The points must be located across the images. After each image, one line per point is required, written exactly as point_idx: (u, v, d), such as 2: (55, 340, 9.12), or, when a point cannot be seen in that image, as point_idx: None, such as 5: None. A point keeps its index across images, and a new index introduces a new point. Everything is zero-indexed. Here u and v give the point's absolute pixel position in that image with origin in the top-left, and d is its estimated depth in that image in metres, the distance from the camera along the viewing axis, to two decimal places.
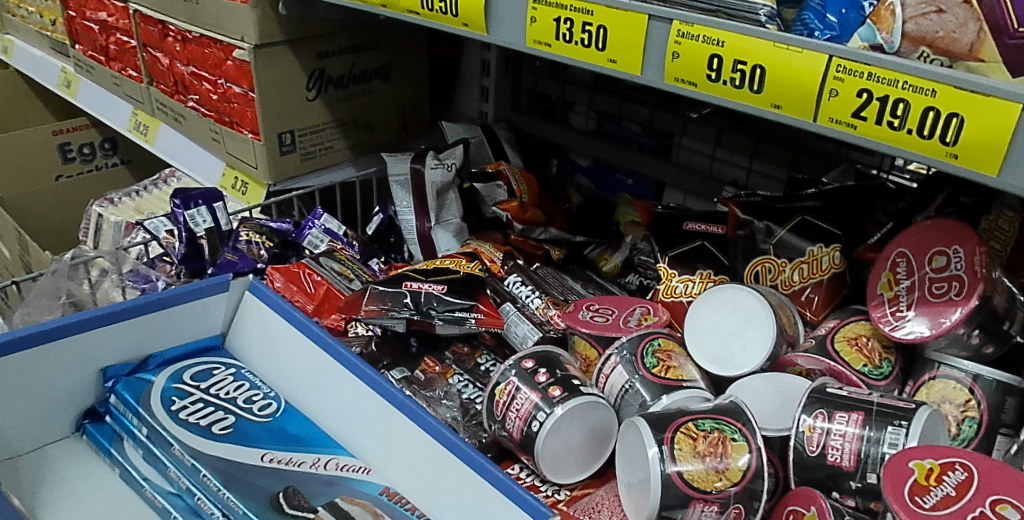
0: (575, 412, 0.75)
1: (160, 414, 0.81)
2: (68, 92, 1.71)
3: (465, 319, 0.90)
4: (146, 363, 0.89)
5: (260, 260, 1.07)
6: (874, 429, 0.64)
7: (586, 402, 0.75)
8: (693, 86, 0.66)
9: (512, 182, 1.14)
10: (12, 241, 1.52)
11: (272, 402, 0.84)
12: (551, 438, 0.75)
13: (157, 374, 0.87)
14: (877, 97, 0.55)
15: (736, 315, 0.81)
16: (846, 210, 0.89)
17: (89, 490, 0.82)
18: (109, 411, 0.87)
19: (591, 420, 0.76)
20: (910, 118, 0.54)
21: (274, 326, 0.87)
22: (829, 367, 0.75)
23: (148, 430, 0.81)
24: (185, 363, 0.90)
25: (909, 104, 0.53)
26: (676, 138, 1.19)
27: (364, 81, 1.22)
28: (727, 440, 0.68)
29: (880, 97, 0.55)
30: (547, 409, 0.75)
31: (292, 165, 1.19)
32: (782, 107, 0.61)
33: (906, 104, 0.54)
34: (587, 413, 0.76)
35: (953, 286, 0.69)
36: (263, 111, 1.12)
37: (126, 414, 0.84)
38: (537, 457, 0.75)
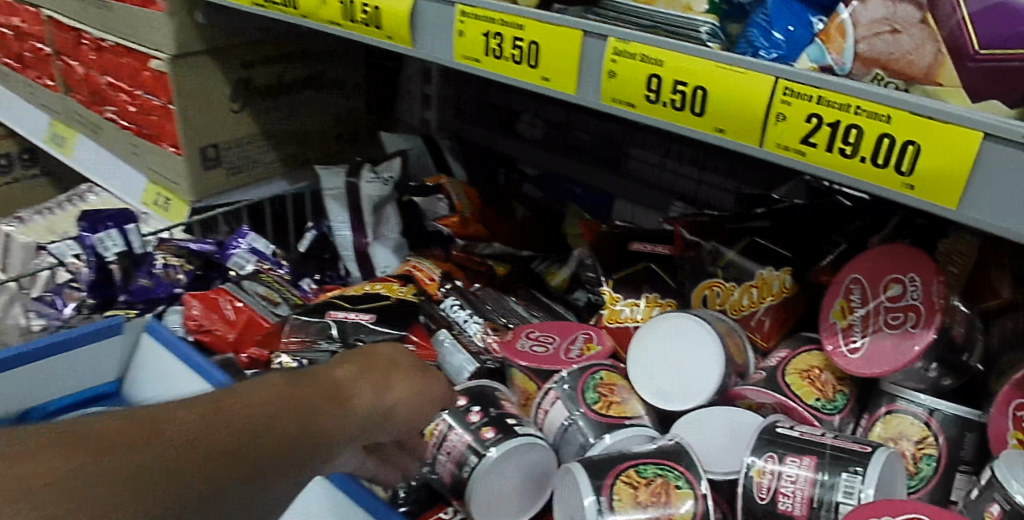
0: (510, 454, 0.69)
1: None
2: None
3: None
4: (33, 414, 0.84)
5: (178, 285, 1.00)
6: (829, 474, 0.60)
7: (522, 443, 0.70)
8: (631, 107, 0.61)
9: (454, 196, 1.02)
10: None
11: None
12: (483, 482, 0.68)
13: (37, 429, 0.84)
14: (827, 122, 0.50)
15: (682, 342, 0.76)
16: (797, 229, 0.84)
17: None
18: None
19: (528, 461, 0.70)
20: (863, 145, 0.49)
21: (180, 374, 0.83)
22: (781, 402, 0.70)
23: None
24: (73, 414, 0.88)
25: (862, 130, 0.49)
26: (625, 148, 1.14)
27: (295, 91, 1.14)
28: (671, 487, 0.62)
29: (830, 122, 0.50)
30: (479, 452, 0.69)
31: (218, 181, 1.11)
32: (726, 131, 0.56)
33: (858, 131, 0.49)
34: (524, 457, 0.70)
35: (909, 317, 0.66)
36: (184, 125, 1.04)
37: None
38: (469, 503, 0.69)
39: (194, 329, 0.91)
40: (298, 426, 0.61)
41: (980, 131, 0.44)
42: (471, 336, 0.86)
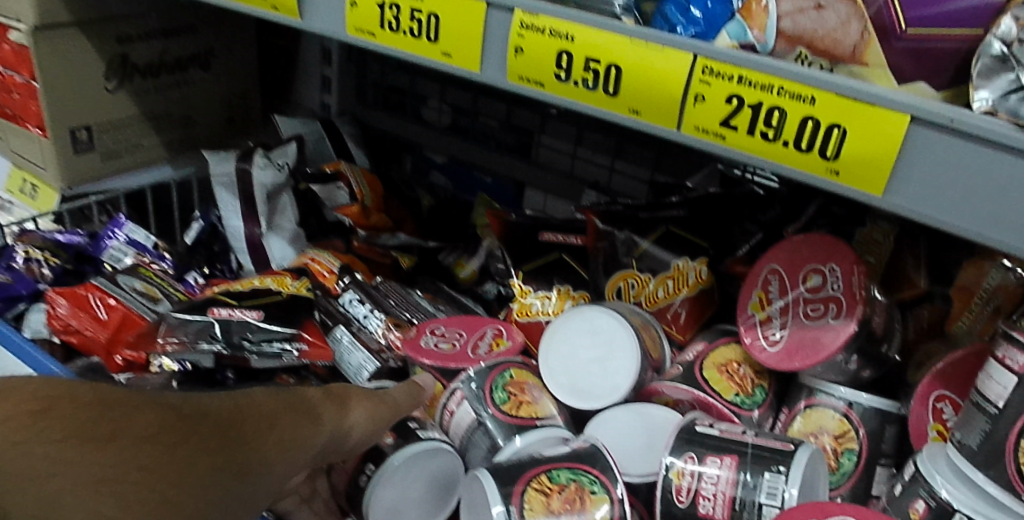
0: (413, 463, 0.63)
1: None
2: None
3: (284, 353, 0.77)
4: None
5: (42, 282, 0.87)
6: (750, 474, 0.57)
7: (427, 451, 0.64)
8: (540, 86, 0.56)
9: (354, 183, 1.00)
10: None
11: None
12: (384, 493, 0.63)
13: None
14: (748, 103, 0.47)
15: (597, 329, 0.72)
16: (713, 218, 0.81)
17: None
18: None
19: (432, 469, 0.65)
20: (785, 129, 0.46)
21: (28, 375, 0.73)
22: (698, 399, 0.67)
23: None
24: None
25: (785, 112, 0.46)
26: (536, 135, 1.10)
27: (179, 70, 1.04)
28: (585, 493, 0.58)
29: (752, 103, 0.47)
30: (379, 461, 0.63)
31: (93, 167, 1.00)
32: (642, 113, 0.52)
33: (781, 113, 0.46)
34: (428, 464, 0.64)
35: (830, 308, 0.64)
36: (50, 103, 0.92)
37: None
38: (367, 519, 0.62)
39: (60, 329, 0.81)
40: (262, 422, 0.51)
41: (908, 114, 0.41)
42: (372, 333, 0.81)
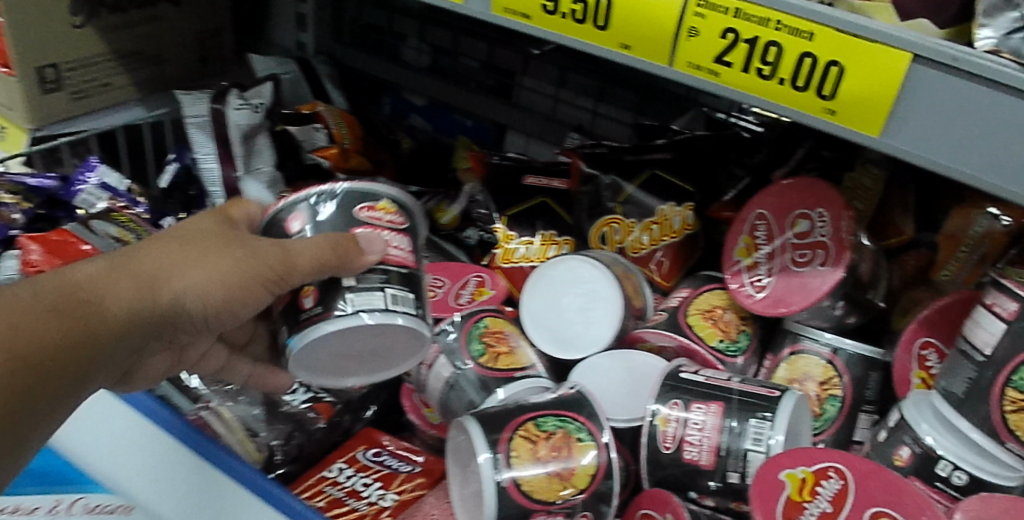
0: (340, 332, 0.53)
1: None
2: None
3: None
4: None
5: (14, 226, 0.85)
6: (736, 420, 0.57)
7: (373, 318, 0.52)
8: (525, 19, 0.54)
9: (331, 124, 0.98)
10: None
11: None
12: (311, 352, 0.55)
13: None
14: (744, 38, 0.45)
15: (585, 307, 0.70)
16: (699, 162, 0.78)
17: None
18: None
19: (369, 331, 0.54)
20: (782, 66, 0.44)
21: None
22: (683, 345, 0.66)
23: None
24: None
25: (782, 49, 0.44)
26: (517, 77, 1.05)
27: (147, 5, 0.98)
28: (572, 440, 0.58)
29: (747, 38, 0.45)
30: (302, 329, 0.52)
31: (61, 106, 0.95)
32: (632, 48, 0.49)
33: (777, 49, 0.44)
34: (364, 332, 0.54)
35: (817, 254, 0.63)
36: (14, 39, 0.87)
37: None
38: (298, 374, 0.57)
39: (32, 277, 0.77)
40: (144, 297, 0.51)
41: (910, 51, 0.39)
42: None
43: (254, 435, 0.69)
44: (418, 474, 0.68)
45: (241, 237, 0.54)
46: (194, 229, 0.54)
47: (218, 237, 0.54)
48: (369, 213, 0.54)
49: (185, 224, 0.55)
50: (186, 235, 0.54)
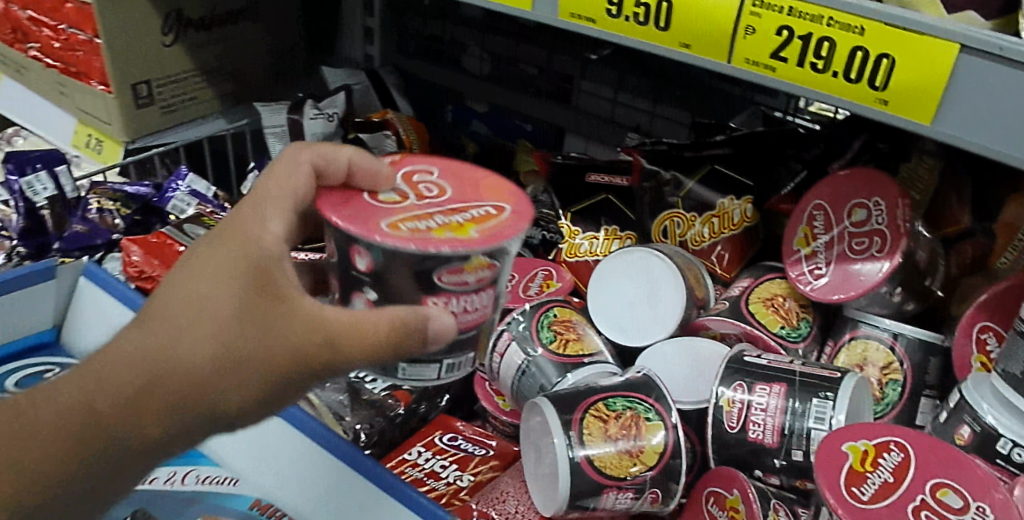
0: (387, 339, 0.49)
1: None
2: None
3: None
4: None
5: (115, 231, 0.94)
6: (799, 401, 0.60)
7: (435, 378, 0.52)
8: (591, 22, 0.60)
9: (400, 131, 1.02)
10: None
11: None
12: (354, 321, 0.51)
13: None
14: (799, 35, 0.50)
15: (636, 302, 0.74)
16: (758, 157, 0.81)
17: None
18: None
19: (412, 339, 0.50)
20: (835, 59, 0.49)
21: (80, 304, 0.68)
22: (746, 331, 0.69)
23: None
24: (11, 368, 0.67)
25: (835, 44, 0.49)
26: (576, 81, 1.09)
27: (230, 23, 1.06)
28: (640, 420, 0.62)
29: (801, 35, 0.50)
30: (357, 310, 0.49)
31: (153, 120, 1.04)
32: (692, 47, 0.55)
33: (830, 44, 0.49)
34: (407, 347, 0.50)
35: (875, 242, 0.65)
36: (113, 61, 0.95)
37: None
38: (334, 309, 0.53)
39: (134, 276, 0.85)
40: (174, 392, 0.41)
41: (956, 42, 0.44)
42: None
43: (340, 418, 0.74)
44: (493, 457, 0.73)
45: (280, 311, 0.43)
46: (218, 305, 0.42)
47: (252, 309, 0.42)
48: (448, 278, 0.47)
49: (197, 290, 0.42)
50: (211, 310, 0.42)
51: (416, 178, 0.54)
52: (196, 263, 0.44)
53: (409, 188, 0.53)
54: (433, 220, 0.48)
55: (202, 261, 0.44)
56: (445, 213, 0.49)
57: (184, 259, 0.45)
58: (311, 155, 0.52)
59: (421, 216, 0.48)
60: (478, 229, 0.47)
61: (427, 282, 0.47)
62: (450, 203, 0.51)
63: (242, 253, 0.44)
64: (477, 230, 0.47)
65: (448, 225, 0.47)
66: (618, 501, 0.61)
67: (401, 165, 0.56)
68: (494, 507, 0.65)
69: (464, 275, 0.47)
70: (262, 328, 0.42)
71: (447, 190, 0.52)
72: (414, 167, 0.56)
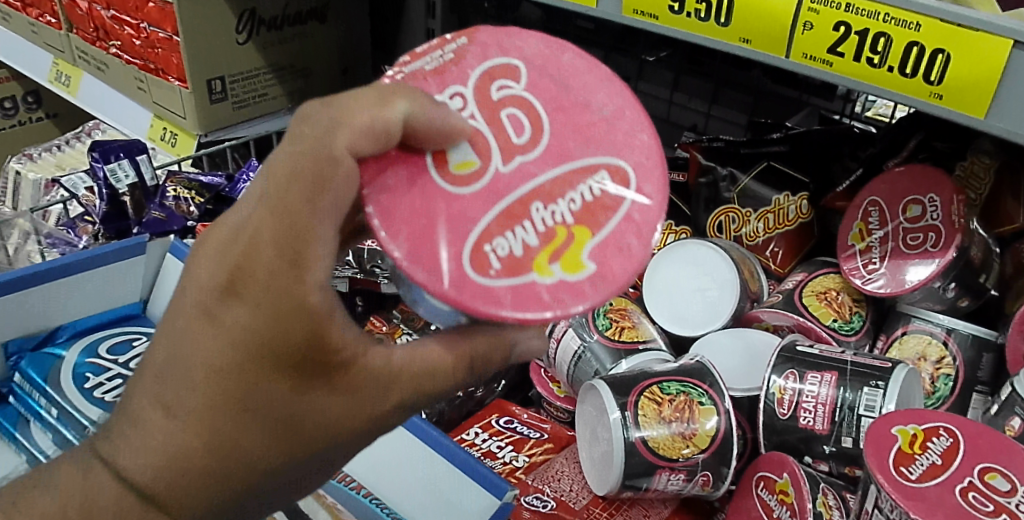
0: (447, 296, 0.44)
1: (73, 392, 0.61)
2: None
3: None
4: (57, 334, 0.65)
5: (190, 217, 0.96)
6: (850, 390, 0.62)
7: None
8: (653, 19, 0.63)
9: None
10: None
11: None
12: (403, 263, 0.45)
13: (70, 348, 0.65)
14: (855, 30, 0.52)
15: (704, 287, 0.76)
16: (814, 155, 0.83)
17: None
18: (13, 390, 0.65)
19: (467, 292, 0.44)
20: (891, 54, 0.51)
21: (168, 280, 0.70)
22: (799, 323, 0.71)
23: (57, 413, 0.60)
24: (102, 333, 0.68)
25: (891, 39, 0.51)
26: (633, 82, 1.12)
27: (300, 23, 1.12)
28: (694, 404, 0.63)
29: (858, 31, 0.52)
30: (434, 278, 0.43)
31: (225, 115, 1.10)
32: (752, 42, 0.57)
33: (886, 39, 0.51)
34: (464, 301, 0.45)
35: (929, 237, 0.67)
36: (190, 58, 1.01)
37: (31, 394, 0.63)
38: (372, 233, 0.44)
39: None
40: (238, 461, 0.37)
41: (1010, 38, 0.46)
42: None
43: None
44: (547, 440, 0.75)
45: (333, 397, 0.38)
46: (265, 410, 0.36)
47: (302, 400, 0.37)
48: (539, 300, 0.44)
49: (243, 357, 0.36)
50: (260, 417, 0.36)
51: (496, 91, 0.45)
52: (216, 341, 0.35)
53: (493, 127, 0.44)
54: (532, 225, 0.43)
55: (228, 344, 0.35)
56: (545, 201, 0.43)
57: (190, 318, 0.36)
58: (352, 132, 0.38)
59: (519, 217, 0.43)
60: (590, 249, 0.43)
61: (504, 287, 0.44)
62: (547, 175, 0.44)
63: (281, 329, 0.35)
64: (589, 254, 0.43)
65: (553, 244, 0.43)
66: (670, 482, 0.63)
67: (468, 60, 0.46)
68: (548, 483, 0.69)
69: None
70: (326, 411, 0.39)
71: (540, 132, 0.44)
72: (490, 66, 0.46)
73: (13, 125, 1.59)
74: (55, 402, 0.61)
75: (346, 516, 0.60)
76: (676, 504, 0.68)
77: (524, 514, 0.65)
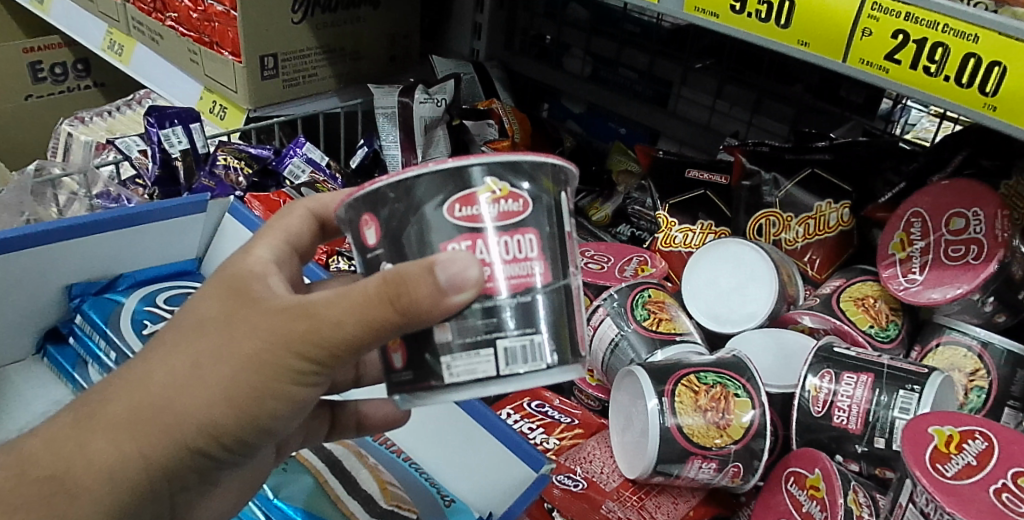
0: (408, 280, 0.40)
1: (129, 336, 0.69)
2: (41, 8, 1.53)
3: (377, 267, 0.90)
4: (116, 283, 0.74)
5: (238, 188, 1.00)
6: (885, 393, 0.63)
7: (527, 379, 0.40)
8: (714, 17, 0.64)
9: (505, 121, 1.10)
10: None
11: None
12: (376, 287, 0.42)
13: (129, 296, 0.74)
14: (914, 39, 0.53)
15: (743, 287, 0.78)
16: (857, 167, 0.83)
17: (39, 404, 0.72)
18: (73, 332, 0.74)
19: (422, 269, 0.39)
20: (948, 64, 0.52)
21: (222, 236, 0.79)
22: (836, 327, 0.73)
23: (115, 355, 0.69)
24: (158, 287, 0.76)
25: (949, 49, 0.52)
26: (676, 87, 1.14)
27: (353, 7, 1.14)
28: (730, 395, 0.64)
29: (917, 39, 0.53)
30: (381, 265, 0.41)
31: (274, 92, 1.12)
32: (810, 45, 0.58)
33: (944, 49, 0.52)
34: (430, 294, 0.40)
35: (971, 250, 0.67)
36: (246, 33, 1.03)
37: (92, 335, 0.71)
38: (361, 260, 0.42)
39: None
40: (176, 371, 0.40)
41: None
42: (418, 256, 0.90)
43: None
44: (577, 426, 0.77)
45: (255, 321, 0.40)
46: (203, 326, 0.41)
47: (231, 320, 0.41)
48: (462, 214, 0.39)
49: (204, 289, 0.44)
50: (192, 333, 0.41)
51: None
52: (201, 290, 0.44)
53: None
54: None
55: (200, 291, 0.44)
56: None
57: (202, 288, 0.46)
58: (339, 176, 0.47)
59: None
60: None
61: (441, 225, 0.39)
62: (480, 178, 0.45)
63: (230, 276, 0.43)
64: None
65: None
66: (700, 471, 0.65)
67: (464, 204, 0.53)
68: (579, 464, 0.71)
69: (482, 207, 0.39)
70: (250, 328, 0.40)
71: None
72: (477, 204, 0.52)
73: (61, 92, 1.63)
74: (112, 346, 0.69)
75: (387, 476, 0.63)
76: (703, 495, 0.68)
77: (555, 491, 0.68)
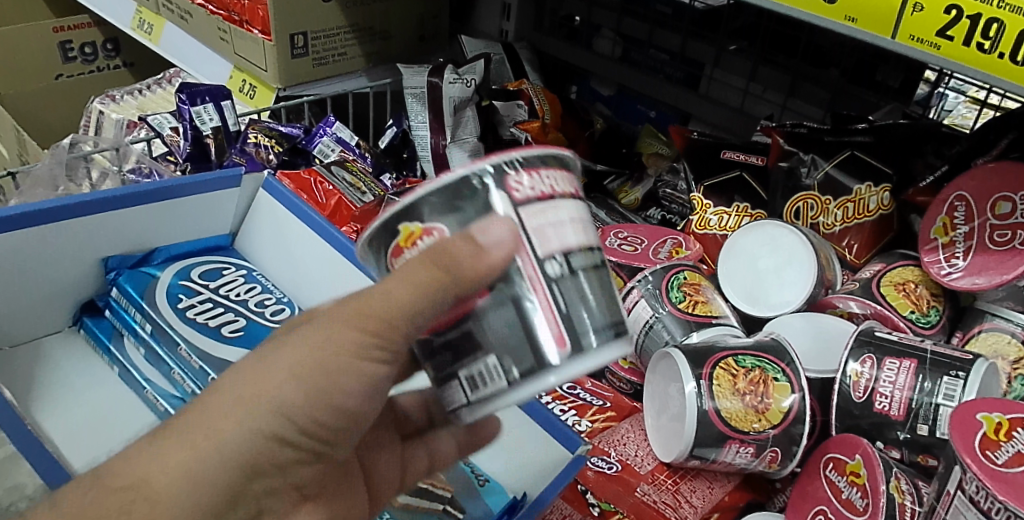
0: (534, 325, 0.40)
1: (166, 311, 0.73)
2: None
3: None
4: (152, 257, 0.76)
5: (268, 165, 1.01)
6: (929, 379, 0.61)
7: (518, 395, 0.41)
8: None
9: (535, 101, 1.09)
10: (9, 139, 1.35)
11: (255, 286, 0.78)
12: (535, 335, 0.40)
13: (164, 270, 0.76)
14: (967, 14, 0.51)
15: (780, 271, 0.77)
16: (898, 148, 0.81)
17: (80, 376, 0.74)
18: (110, 305, 0.76)
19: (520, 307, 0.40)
20: (1003, 40, 0.50)
21: (258, 211, 0.80)
22: (876, 311, 0.71)
23: (152, 327, 0.72)
24: (193, 262, 0.78)
25: (1004, 25, 0.50)
26: (708, 68, 1.11)
27: None
28: (769, 379, 0.63)
29: (971, 14, 0.51)
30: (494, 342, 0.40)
31: (304, 70, 1.11)
32: (858, 21, 0.55)
33: (1000, 25, 0.50)
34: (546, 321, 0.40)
35: (1018, 235, 0.65)
36: (276, 13, 1.03)
37: (127, 308, 0.74)
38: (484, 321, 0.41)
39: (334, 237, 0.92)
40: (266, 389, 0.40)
41: None
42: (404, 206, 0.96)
43: None
44: (609, 408, 0.76)
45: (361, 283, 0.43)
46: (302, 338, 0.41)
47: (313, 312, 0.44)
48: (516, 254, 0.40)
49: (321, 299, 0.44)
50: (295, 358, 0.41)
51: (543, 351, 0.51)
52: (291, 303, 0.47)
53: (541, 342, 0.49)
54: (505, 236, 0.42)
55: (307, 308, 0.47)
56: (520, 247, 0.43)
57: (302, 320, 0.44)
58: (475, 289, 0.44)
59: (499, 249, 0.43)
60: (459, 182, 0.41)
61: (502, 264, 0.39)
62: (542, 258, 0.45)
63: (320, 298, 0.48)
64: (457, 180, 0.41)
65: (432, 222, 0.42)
66: (737, 455, 0.64)
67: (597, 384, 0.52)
68: (614, 446, 0.71)
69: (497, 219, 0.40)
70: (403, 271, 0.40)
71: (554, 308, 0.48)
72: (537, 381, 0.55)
73: (92, 71, 1.65)
74: (149, 318, 0.72)
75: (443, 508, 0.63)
76: (738, 480, 0.68)
77: (588, 473, 0.68)
